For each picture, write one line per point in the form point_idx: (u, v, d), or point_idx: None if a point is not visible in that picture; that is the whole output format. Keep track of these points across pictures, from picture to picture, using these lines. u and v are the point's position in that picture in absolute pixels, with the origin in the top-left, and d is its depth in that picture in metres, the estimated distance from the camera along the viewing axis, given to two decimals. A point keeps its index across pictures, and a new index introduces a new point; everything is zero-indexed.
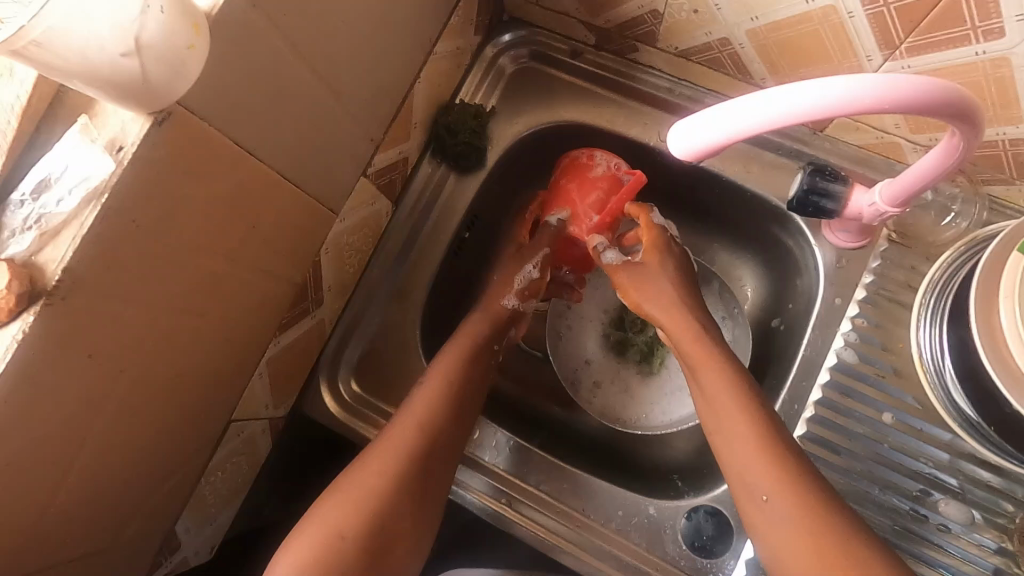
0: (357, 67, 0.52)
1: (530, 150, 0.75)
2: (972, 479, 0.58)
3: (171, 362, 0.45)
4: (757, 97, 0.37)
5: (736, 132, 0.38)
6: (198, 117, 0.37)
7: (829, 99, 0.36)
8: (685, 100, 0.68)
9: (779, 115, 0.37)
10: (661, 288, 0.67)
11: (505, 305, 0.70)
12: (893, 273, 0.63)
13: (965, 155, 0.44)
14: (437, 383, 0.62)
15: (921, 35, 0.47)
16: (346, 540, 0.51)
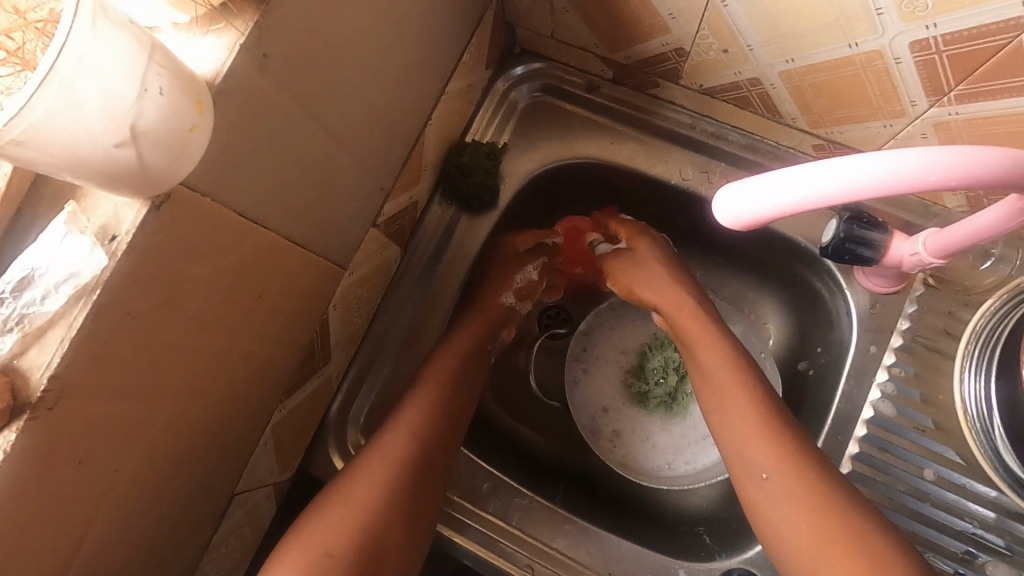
0: (368, 116, 0.48)
1: (545, 188, 0.71)
2: (1021, 539, 0.54)
3: (170, 449, 0.41)
4: (820, 168, 0.34)
5: (792, 202, 0.35)
6: (201, 194, 0.34)
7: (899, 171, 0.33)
8: (708, 137, 0.64)
9: (842, 187, 0.34)
10: (654, 278, 0.65)
11: (504, 302, 0.67)
12: (930, 319, 0.60)
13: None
14: (430, 420, 0.57)
15: (974, 83, 0.44)
16: (331, 559, 0.48)
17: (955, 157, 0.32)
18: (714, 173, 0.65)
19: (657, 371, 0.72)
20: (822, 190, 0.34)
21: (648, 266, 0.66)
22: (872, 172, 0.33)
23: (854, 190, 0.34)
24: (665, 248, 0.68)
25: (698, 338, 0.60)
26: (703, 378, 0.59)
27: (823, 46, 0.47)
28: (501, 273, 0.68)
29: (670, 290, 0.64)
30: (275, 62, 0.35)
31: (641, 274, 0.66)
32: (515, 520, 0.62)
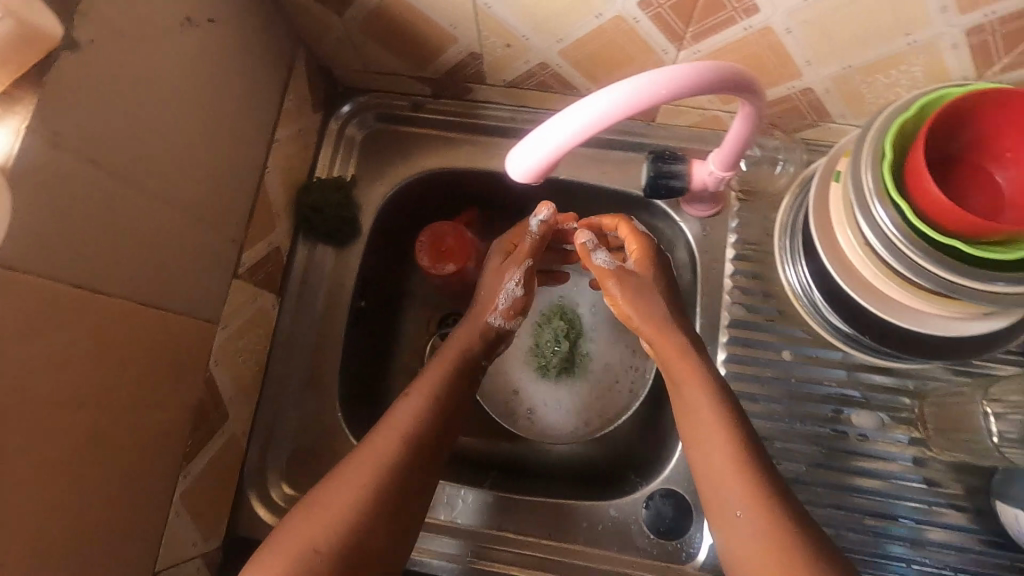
0: (193, 174, 0.51)
1: (403, 206, 0.76)
2: (871, 385, 0.64)
3: (62, 532, 0.41)
4: (572, 108, 0.41)
5: (564, 141, 0.42)
6: (21, 270, 0.36)
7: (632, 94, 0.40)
8: (529, 124, 0.72)
9: (595, 117, 0.40)
10: (653, 309, 0.64)
11: (490, 323, 0.67)
12: (751, 227, 0.69)
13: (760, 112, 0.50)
14: (422, 425, 0.58)
15: (699, 24, 0.53)
16: (320, 554, 0.49)
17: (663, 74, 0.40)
18: None
19: (551, 341, 0.77)
20: (576, 128, 0.41)
21: (648, 301, 0.64)
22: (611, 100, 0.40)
23: (599, 122, 0.41)
24: (665, 279, 0.66)
25: (682, 376, 0.59)
26: (690, 415, 0.57)
27: (578, 23, 0.55)
28: (492, 277, 0.69)
29: (665, 325, 0.63)
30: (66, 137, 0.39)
31: (640, 304, 0.64)
32: (461, 518, 0.65)
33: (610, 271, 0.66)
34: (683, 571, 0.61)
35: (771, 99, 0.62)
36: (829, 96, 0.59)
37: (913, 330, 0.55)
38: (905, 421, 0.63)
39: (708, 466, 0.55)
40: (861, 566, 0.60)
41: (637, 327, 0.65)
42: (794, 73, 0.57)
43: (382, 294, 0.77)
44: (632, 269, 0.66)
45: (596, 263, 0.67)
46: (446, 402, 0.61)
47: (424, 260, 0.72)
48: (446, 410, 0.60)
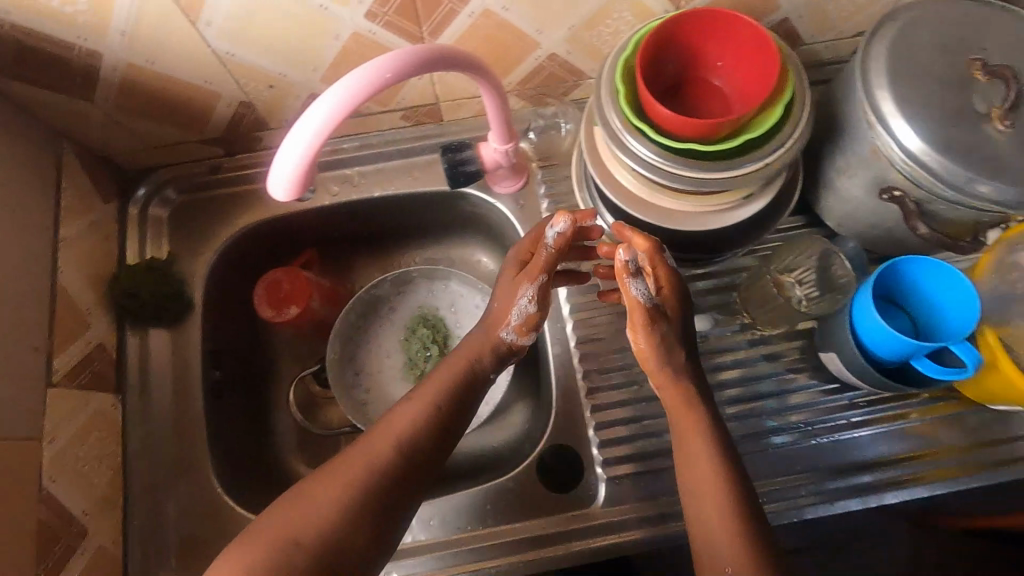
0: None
1: (234, 267, 0.75)
2: (696, 291, 0.71)
3: None
4: (306, 114, 0.43)
5: (309, 145, 0.43)
6: None
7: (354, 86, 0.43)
8: (329, 153, 0.74)
9: (329, 113, 0.43)
10: (671, 361, 0.59)
11: (501, 339, 0.63)
12: (559, 188, 0.75)
13: (490, 78, 0.55)
14: (421, 429, 0.56)
15: (428, 22, 0.57)
16: (300, 547, 0.47)
17: (377, 66, 0.44)
18: (355, 179, 0.75)
19: (421, 350, 0.79)
20: (311, 135, 0.43)
21: (670, 353, 0.60)
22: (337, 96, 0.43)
23: (331, 122, 0.43)
24: (688, 318, 0.61)
25: (685, 425, 0.58)
26: (687, 464, 0.57)
27: (321, 49, 0.58)
28: (508, 293, 0.63)
29: (674, 377, 0.59)
30: None
31: (659, 351, 0.59)
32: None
33: (641, 305, 0.58)
34: (587, 515, 0.65)
35: (528, 71, 0.67)
36: (573, 56, 0.66)
37: (695, 229, 0.63)
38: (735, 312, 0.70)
39: (693, 489, 0.55)
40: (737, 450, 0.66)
41: (650, 368, 0.61)
42: (533, 44, 0.63)
43: (240, 359, 0.75)
44: (661, 309, 0.60)
45: (629, 292, 0.58)
46: (446, 410, 0.58)
47: (265, 310, 0.72)
48: (446, 417, 0.58)
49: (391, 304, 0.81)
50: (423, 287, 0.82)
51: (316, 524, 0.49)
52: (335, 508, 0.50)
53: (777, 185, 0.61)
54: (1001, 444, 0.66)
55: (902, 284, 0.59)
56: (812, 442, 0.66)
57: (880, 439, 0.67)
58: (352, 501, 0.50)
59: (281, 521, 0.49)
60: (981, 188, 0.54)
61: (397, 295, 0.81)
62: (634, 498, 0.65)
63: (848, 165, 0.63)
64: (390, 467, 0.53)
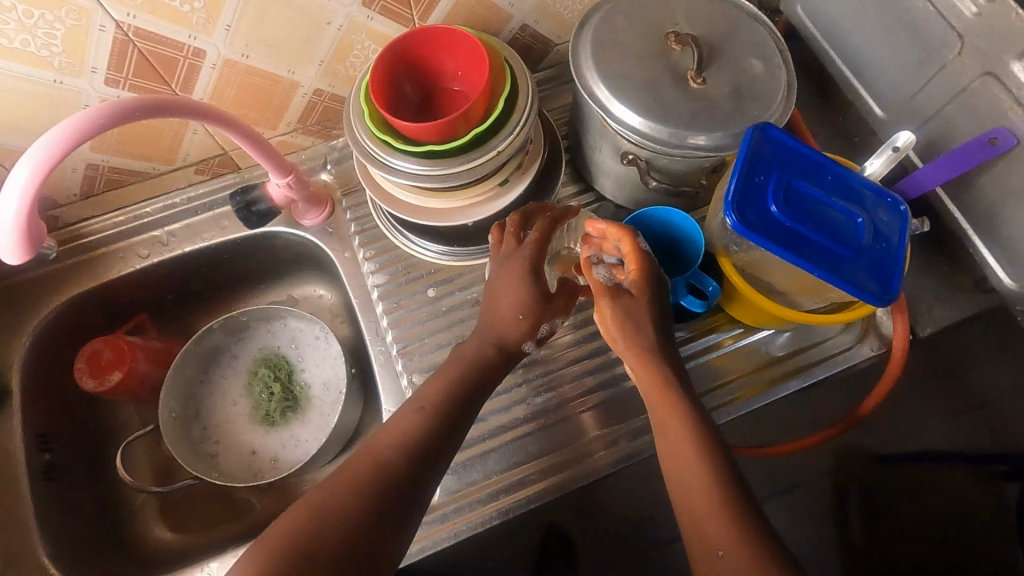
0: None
1: (54, 348, 0.75)
2: None
3: None
4: (10, 177, 0.46)
5: (20, 204, 0.46)
6: None
7: (52, 141, 0.46)
8: (131, 220, 0.76)
9: (31, 171, 0.45)
10: (640, 340, 0.58)
11: (524, 347, 0.63)
12: (363, 210, 0.79)
13: (218, 114, 0.58)
14: (428, 425, 0.55)
15: (175, 79, 0.61)
16: (323, 551, 0.46)
17: (67, 125, 0.46)
18: (165, 238, 0.77)
19: (265, 390, 0.81)
20: (17, 202, 0.46)
21: (641, 328, 0.59)
22: (34, 153, 0.46)
23: (34, 185, 0.46)
24: (661, 300, 0.60)
25: (661, 406, 0.57)
26: (665, 441, 0.56)
27: None
28: (532, 305, 0.61)
29: (647, 355, 0.58)
30: None
31: (624, 330, 0.59)
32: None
33: (605, 285, 0.60)
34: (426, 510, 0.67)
35: (301, 109, 0.72)
36: (337, 89, 0.71)
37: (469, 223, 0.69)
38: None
39: (671, 456, 0.55)
40: (556, 417, 0.71)
41: (623, 354, 0.60)
42: (291, 84, 0.68)
43: (73, 439, 0.74)
44: (627, 287, 0.60)
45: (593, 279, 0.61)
46: (452, 406, 0.57)
47: (86, 382, 0.72)
48: (455, 412, 0.57)
49: (231, 351, 0.83)
50: (260, 329, 0.84)
51: (332, 526, 0.47)
52: (348, 504, 0.49)
53: (533, 171, 0.68)
54: (796, 355, 0.74)
55: (658, 230, 0.68)
56: (618, 396, 0.72)
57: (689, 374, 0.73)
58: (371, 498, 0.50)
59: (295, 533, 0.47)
60: (690, 140, 0.61)
61: (235, 341, 0.83)
62: (465, 484, 0.69)
63: (594, 141, 0.70)
64: (400, 461, 0.52)
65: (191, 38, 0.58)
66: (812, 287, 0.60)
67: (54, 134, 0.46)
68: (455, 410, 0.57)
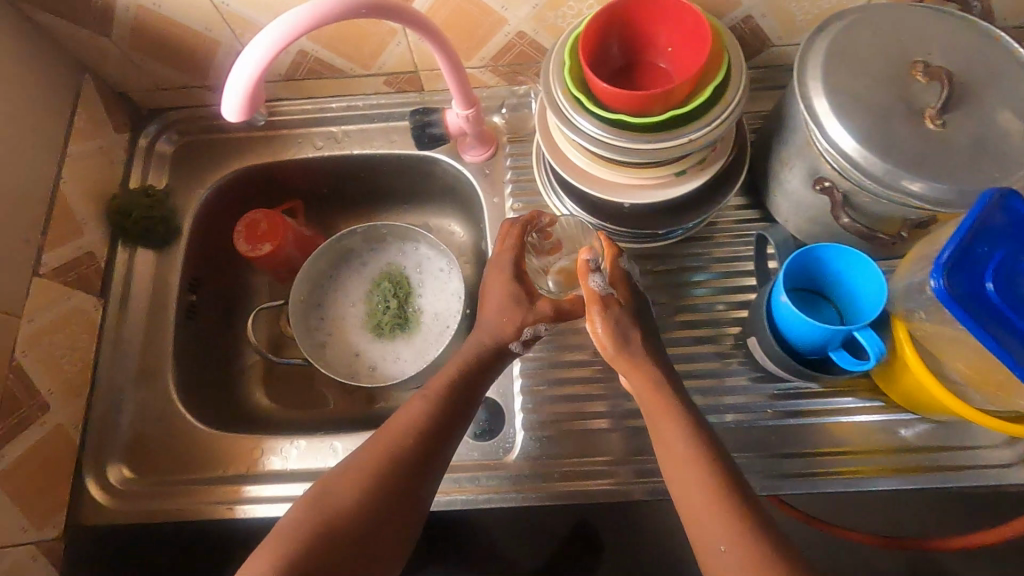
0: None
1: (223, 206, 0.83)
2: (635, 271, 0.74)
3: None
4: (259, 38, 0.49)
5: (258, 66, 0.49)
6: None
7: (302, 17, 0.49)
8: (318, 112, 0.81)
9: (277, 39, 0.49)
10: (631, 344, 0.59)
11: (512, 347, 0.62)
12: (523, 163, 0.79)
13: (433, 30, 0.59)
14: (427, 423, 0.55)
15: None
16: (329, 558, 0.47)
17: (293, 17, 0.49)
18: (339, 136, 0.82)
19: (382, 301, 0.85)
20: (247, 75, 0.50)
21: (630, 339, 0.59)
22: (286, 24, 0.49)
23: (262, 65, 0.50)
24: (643, 312, 0.62)
25: (657, 410, 0.56)
26: (664, 448, 0.55)
27: None
28: (516, 306, 0.61)
29: (647, 361, 0.58)
30: None
31: (617, 337, 0.59)
32: (274, 462, 0.68)
33: (599, 296, 0.59)
34: (499, 465, 0.68)
35: (500, 47, 0.72)
36: (540, 36, 0.70)
37: (629, 205, 0.66)
38: (685, 278, 0.74)
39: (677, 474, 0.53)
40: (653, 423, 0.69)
41: (611, 359, 0.60)
42: (499, 20, 0.68)
43: (215, 289, 0.82)
44: (617, 298, 0.60)
45: (591, 284, 0.59)
46: (456, 401, 0.57)
47: (241, 244, 0.79)
48: (462, 398, 0.58)
49: (363, 257, 0.87)
50: (394, 245, 0.87)
51: (342, 520, 0.49)
52: (358, 506, 0.50)
53: (712, 170, 0.63)
54: (936, 451, 0.66)
55: (827, 269, 0.60)
56: (723, 425, 0.68)
57: (804, 428, 0.68)
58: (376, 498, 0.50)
59: (305, 526, 0.48)
60: (905, 184, 0.55)
61: (369, 249, 0.87)
62: (545, 454, 0.68)
63: (789, 156, 0.65)
64: (407, 458, 0.53)
65: None
66: (1000, 384, 0.52)
67: (307, 10, 0.49)
68: (456, 408, 0.57)
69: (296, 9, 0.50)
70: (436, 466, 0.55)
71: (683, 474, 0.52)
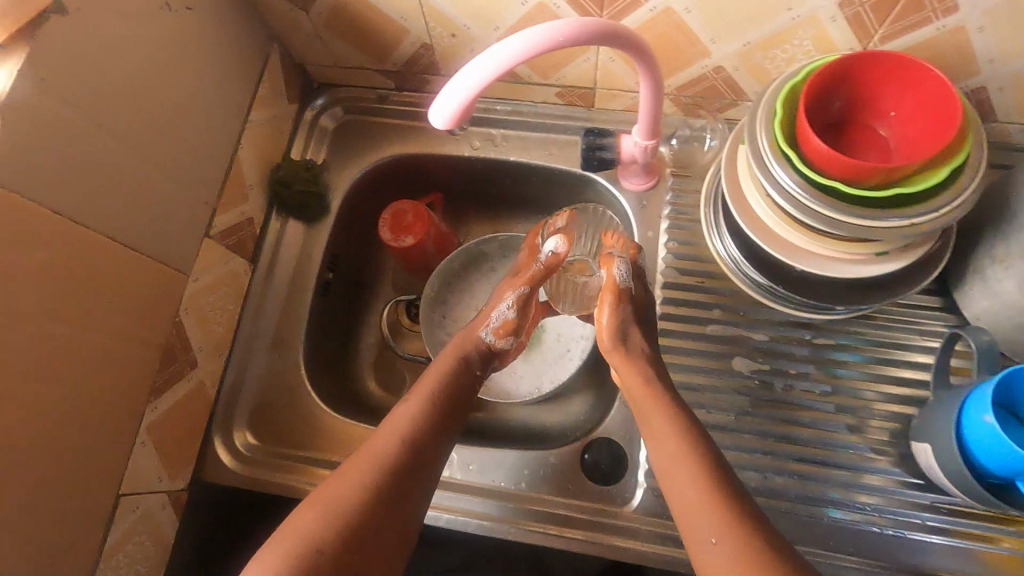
0: (158, 132, 0.58)
1: (371, 188, 0.83)
2: (793, 339, 0.68)
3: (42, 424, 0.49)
4: (486, 54, 0.47)
5: (478, 84, 0.48)
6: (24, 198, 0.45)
7: (535, 39, 0.46)
8: (482, 112, 0.80)
9: (504, 60, 0.47)
10: (627, 336, 0.63)
11: (481, 335, 0.68)
12: (684, 199, 0.75)
13: (653, 62, 0.54)
14: (422, 415, 0.58)
15: (611, 7, 0.60)
16: (324, 553, 0.46)
17: (517, 44, 0.46)
18: (496, 140, 0.80)
19: None
20: (461, 96, 0.48)
21: (628, 336, 0.63)
22: (518, 43, 0.46)
23: (477, 89, 0.48)
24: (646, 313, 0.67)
25: (646, 403, 0.58)
26: (657, 443, 0.56)
27: (507, 10, 0.63)
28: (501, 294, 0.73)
29: (650, 374, 0.60)
30: (81, 102, 0.49)
31: (617, 330, 0.64)
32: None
33: (615, 281, 0.66)
34: (614, 514, 0.65)
35: (691, 78, 0.68)
36: (739, 73, 0.66)
37: (818, 275, 0.60)
38: (850, 359, 0.67)
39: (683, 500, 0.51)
40: (794, 512, 0.63)
41: (609, 350, 0.64)
42: (703, 52, 0.64)
43: (349, 269, 0.83)
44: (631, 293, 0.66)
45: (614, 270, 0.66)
46: (446, 398, 0.61)
47: (385, 232, 0.79)
48: (449, 395, 0.61)
49: (492, 263, 0.85)
50: None
51: (338, 509, 0.49)
52: (353, 493, 0.51)
53: (913, 256, 0.57)
54: None
55: None
56: (865, 526, 0.62)
57: (956, 552, 0.61)
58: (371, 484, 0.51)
59: (311, 516, 0.49)
60: None
61: (501, 257, 0.85)
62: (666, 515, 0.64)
63: (1009, 255, 0.57)
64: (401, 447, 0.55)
65: None
66: None
67: (541, 33, 0.46)
68: (451, 404, 0.60)
69: (521, 32, 0.47)
70: (429, 452, 0.56)
71: (674, 462, 0.53)
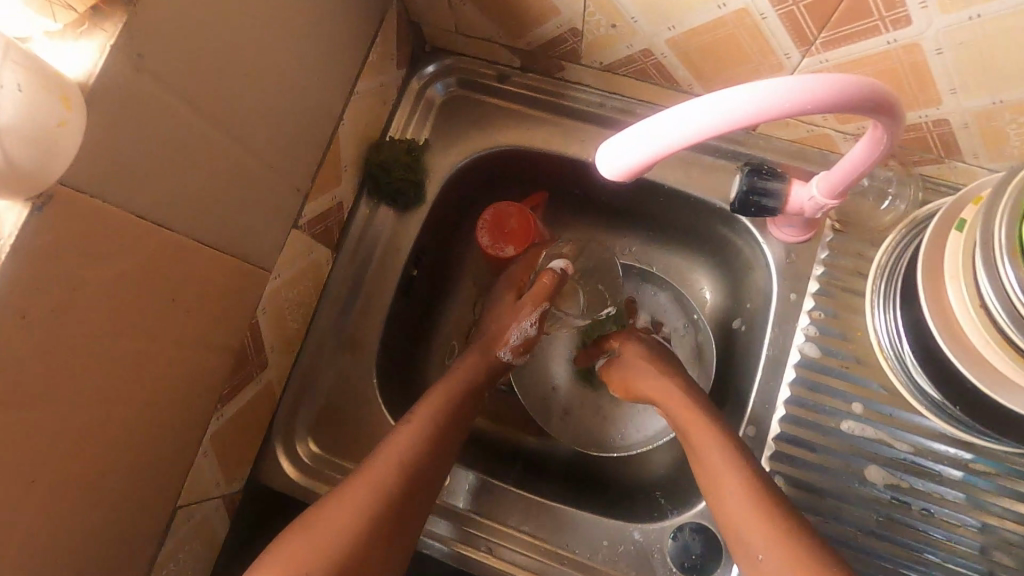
0: (258, 109, 0.48)
1: (472, 178, 0.73)
2: (944, 458, 0.58)
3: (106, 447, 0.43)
4: (698, 103, 0.35)
5: (677, 139, 0.36)
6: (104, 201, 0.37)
7: (773, 97, 0.34)
8: (618, 113, 0.67)
9: (723, 117, 0.35)
10: (656, 374, 0.63)
11: (500, 356, 0.65)
12: (842, 261, 0.63)
13: (896, 125, 0.40)
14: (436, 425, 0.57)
15: (833, 29, 0.47)
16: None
17: (753, 99, 0.34)
18: None
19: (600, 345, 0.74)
20: (649, 150, 0.37)
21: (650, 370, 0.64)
22: (748, 98, 0.34)
23: (675, 144, 0.36)
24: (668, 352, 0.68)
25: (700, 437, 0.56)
26: (707, 480, 0.54)
27: (694, 10, 0.50)
28: (510, 309, 0.67)
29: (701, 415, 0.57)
30: (179, 78, 0.40)
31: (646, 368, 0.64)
32: (461, 502, 0.63)
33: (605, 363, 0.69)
34: None
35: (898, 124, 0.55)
36: (966, 131, 0.52)
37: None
38: (1008, 494, 0.57)
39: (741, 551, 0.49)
40: None
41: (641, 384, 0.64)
42: (932, 100, 0.50)
43: (434, 266, 0.74)
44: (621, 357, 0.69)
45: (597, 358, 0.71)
46: (459, 408, 0.60)
47: (483, 237, 0.69)
48: (461, 409, 0.60)
49: None
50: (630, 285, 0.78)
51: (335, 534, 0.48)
52: (355, 520, 0.49)
53: None
54: None
55: None
56: None
57: None
58: (371, 508, 0.50)
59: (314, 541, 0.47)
60: None
61: None
62: None
63: None
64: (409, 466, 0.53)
65: (919, 6, 0.42)
66: None
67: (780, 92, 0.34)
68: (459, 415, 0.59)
69: (754, 85, 0.34)
70: (430, 470, 0.55)
71: (735, 513, 0.51)
